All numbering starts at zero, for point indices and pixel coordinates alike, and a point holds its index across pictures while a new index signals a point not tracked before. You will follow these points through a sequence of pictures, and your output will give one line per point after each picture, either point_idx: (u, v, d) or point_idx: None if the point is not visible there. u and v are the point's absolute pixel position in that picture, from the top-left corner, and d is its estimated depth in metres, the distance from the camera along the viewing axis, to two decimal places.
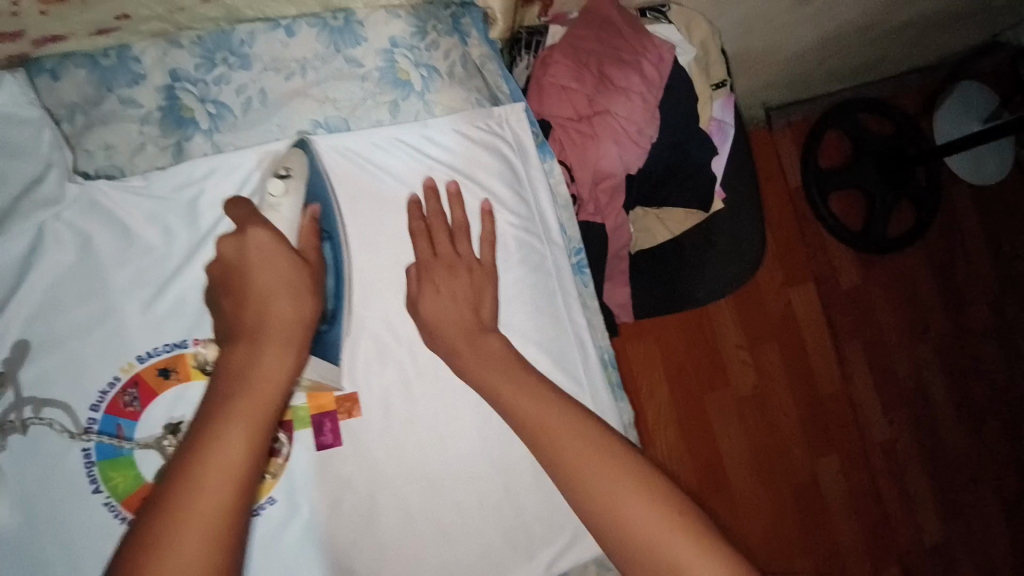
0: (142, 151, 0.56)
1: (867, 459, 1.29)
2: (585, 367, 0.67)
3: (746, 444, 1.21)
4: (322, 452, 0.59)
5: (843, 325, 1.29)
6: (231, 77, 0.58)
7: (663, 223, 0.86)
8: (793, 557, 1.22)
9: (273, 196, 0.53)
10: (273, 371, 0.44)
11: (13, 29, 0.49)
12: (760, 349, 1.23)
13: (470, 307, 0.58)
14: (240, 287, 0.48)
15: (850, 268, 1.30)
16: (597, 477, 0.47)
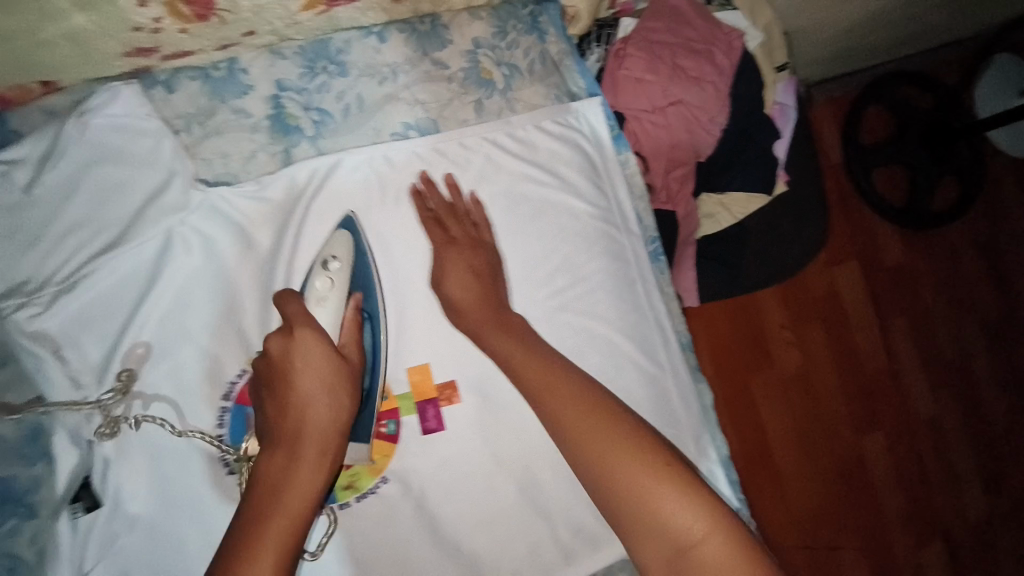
0: (254, 158, 0.61)
1: (912, 435, 1.22)
2: (666, 348, 0.69)
3: (790, 421, 1.18)
4: (427, 436, 0.63)
5: (888, 301, 1.24)
6: (331, 84, 0.62)
7: (728, 209, 0.85)
8: (840, 535, 1.16)
9: (319, 287, 0.55)
10: (301, 498, 0.48)
11: (149, 45, 0.55)
12: (803, 327, 1.20)
13: (487, 281, 0.61)
14: (285, 374, 0.51)
15: (893, 242, 1.25)
16: (580, 423, 0.51)
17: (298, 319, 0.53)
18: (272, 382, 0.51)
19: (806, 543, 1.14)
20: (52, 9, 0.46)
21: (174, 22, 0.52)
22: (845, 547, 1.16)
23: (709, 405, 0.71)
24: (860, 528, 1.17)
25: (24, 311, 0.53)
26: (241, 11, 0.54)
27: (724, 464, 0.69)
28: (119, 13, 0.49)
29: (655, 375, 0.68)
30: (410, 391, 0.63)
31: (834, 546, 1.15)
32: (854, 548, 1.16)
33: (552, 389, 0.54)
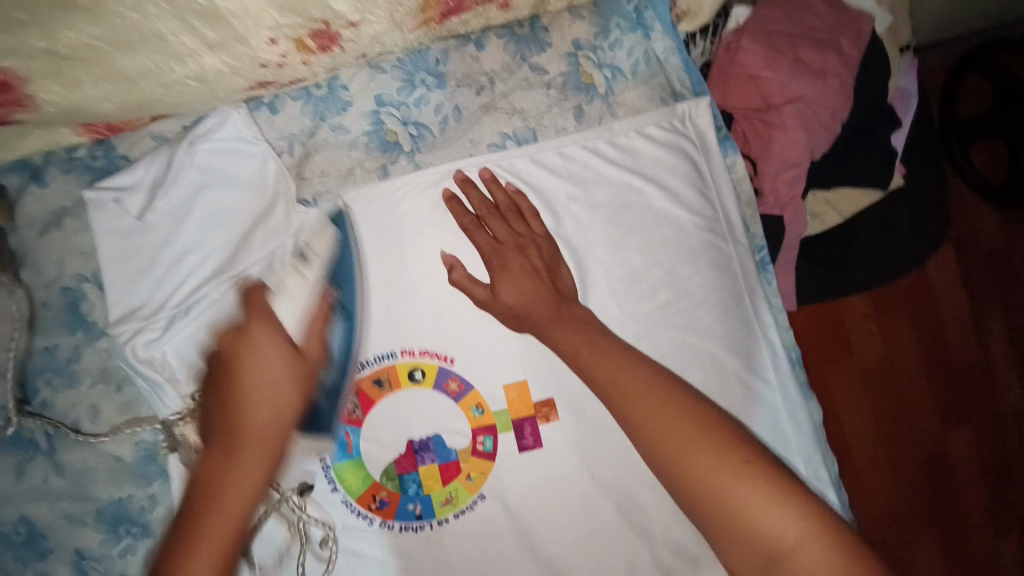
0: (352, 176, 0.59)
1: (1004, 432, 1.10)
2: (774, 365, 0.65)
3: (871, 419, 1.08)
4: (524, 454, 0.62)
5: (986, 290, 1.11)
6: (429, 97, 0.60)
7: (836, 207, 0.80)
8: (919, 536, 1.07)
9: (289, 283, 0.53)
10: (240, 498, 0.46)
11: (270, 78, 0.55)
12: (890, 318, 1.09)
13: (548, 282, 0.57)
14: (234, 374, 0.50)
15: (997, 228, 1.11)
16: (668, 427, 0.48)
17: (258, 310, 0.52)
18: (220, 386, 0.50)
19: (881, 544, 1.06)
20: (183, 49, 0.48)
21: (299, 55, 0.53)
22: (923, 547, 1.06)
23: (820, 424, 0.67)
24: (942, 529, 1.06)
25: (143, 337, 0.55)
26: (362, 40, 0.54)
27: (835, 486, 0.66)
28: (248, 52, 0.50)
29: (763, 392, 0.64)
30: (507, 408, 0.62)
31: (912, 548, 1.06)
32: (933, 549, 1.06)
33: (614, 377, 0.51)
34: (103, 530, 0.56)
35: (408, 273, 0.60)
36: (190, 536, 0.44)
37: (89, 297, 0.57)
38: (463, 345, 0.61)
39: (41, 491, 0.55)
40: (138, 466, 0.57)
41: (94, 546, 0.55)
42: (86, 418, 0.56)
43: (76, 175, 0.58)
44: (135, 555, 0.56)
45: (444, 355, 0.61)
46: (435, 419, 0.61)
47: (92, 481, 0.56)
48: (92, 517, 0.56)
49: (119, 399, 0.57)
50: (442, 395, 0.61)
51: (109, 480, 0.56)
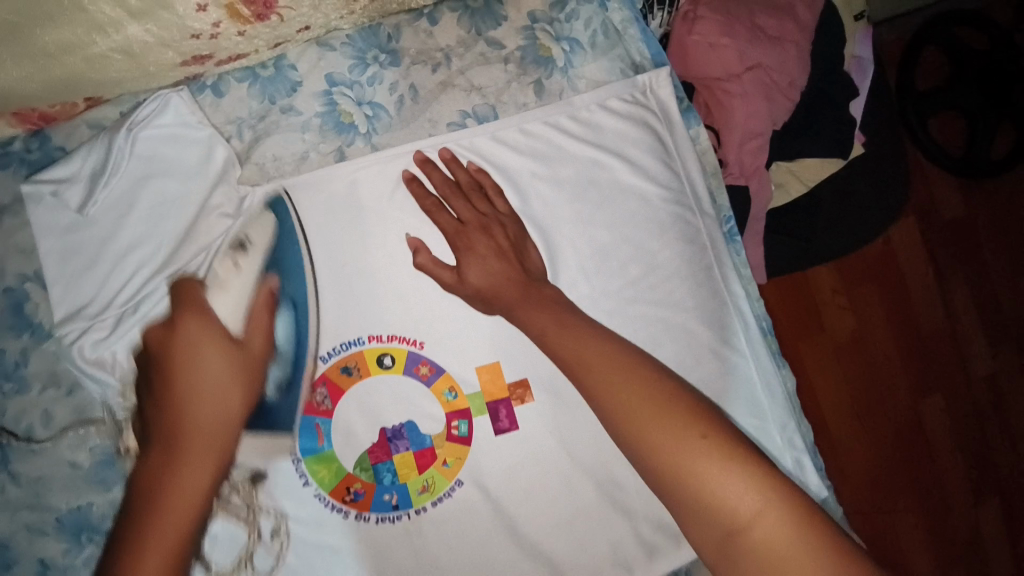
0: (307, 160, 0.57)
1: (971, 394, 1.13)
2: (746, 335, 0.65)
3: (846, 391, 1.08)
4: (501, 437, 0.61)
5: (949, 258, 1.12)
6: (383, 76, 0.58)
7: (800, 177, 0.81)
8: (897, 500, 1.08)
9: (222, 274, 0.55)
10: (196, 491, 0.53)
11: (208, 51, 0.53)
12: (857, 291, 1.10)
13: (514, 261, 0.57)
14: (171, 374, 0.53)
15: (953, 198, 1.12)
16: (629, 401, 0.47)
17: (191, 303, 0.54)
18: (153, 380, 0.53)
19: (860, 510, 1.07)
20: (105, 19, 0.47)
21: (235, 26, 0.51)
22: (901, 512, 1.07)
23: (794, 392, 0.67)
24: (921, 493, 1.08)
25: (90, 337, 0.53)
26: (301, 6, 0.53)
27: (812, 453, 0.66)
28: (176, 20, 0.49)
29: (736, 363, 0.64)
30: (480, 391, 0.60)
31: (892, 514, 1.07)
32: (911, 513, 1.08)
33: (578, 356, 0.51)
34: (64, 539, 0.53)
35: (375, 260, 0.58)
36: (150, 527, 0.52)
37: (33, 298, 0.54)
38: (432, 330, 0.59)
39: (0, 502, 0.53)
40: (95, 472, 0.54)
41: (59, 555, 0.53)
42: (39, 424, 0.54)
43: (12, 171, 0.54)
44: (99, 565, 0.54)
45: (414, 340, 0.59)
46: (408, 405, 0.59)
47: (50, 491, 0.53)
48: (52, 526, 0.53)
49: (71, 403, 0.54)
50: (413, 381, 0.59)
51: (65, 488, 0.54)
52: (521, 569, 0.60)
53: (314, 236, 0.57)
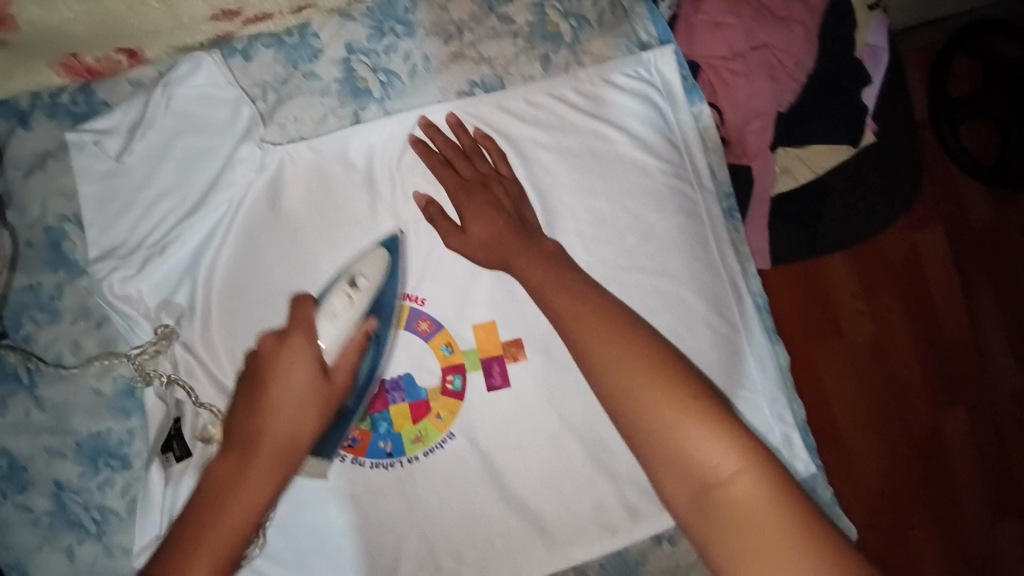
0: (325, 122, 0.61)
1: (994, 408, 1.11)
2: (740, 309, 0.66)
3: (862, 397, 1.07)
4: (492, 393, 0.64)
5: (976, 269, 1.11)
6: (398, 46, 0.62)
7: (807, 163, 0.81)
8: (912, 513, 1.07)
9: (336, 306, 0.53)
10: (246, 506, 0.46)
11: (235, 8, 0.56)
12: (879, 297, 1.09)
13: (512, 215, 0.59)
14: (260, 386, 0.49)
15: (984, 207, 1.11)
16: (619, 358, 0.46)
17: (300, 325, 0.52)
18: (246, 392, 0.50)
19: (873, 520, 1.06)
20: None
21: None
22: (915, 525, 1.06)
23: (786, 369, 0.68)
24: (934, 506, 1.07)
25: (119, 274, 0.57)
26: None
27: (802, 430, 0.67)
28: None
29: (728, 335, 0.66)
30: (476, 346, 0.64)
31: (906, 526, 1.06)
32: (924, 527, 1.07)
33: (570, 316, 0.49)
34: (82, 463, 0.58)
35: (381, 218, 0.62)
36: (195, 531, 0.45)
37: (70, 238, 0.59)
38: (435, 287, 0.64)
39: (25, 424, 0.57)
40: (116, 400, 0.58)
41: (73, 478, 0.57)
42: (68, 352, 0.58)
43: (59, 120, 0.60)
44: (112, 488, 0.58)
45: (415, 296, 0.63)
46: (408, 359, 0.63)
47: (71, 415, 0.58)
48: (72, 450, 0.57)
49: (99, 335, 0.59)
50: (413, 336, 0.63)
51: (87, 415, 0.58)
52: (505, 519, 0.64)
53: (321, 192, 0.60)
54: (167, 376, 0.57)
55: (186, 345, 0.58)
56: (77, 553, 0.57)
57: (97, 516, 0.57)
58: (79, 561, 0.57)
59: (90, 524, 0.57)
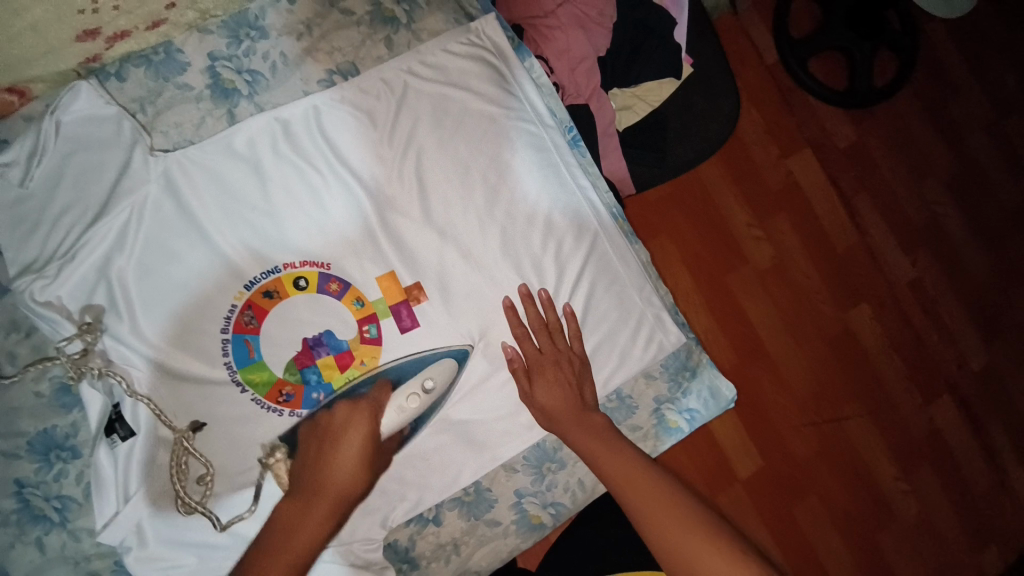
0: (203, 125, 0.69)
1: (894, 298, 1.28)
2: (598, 219, 0.78)
3: (774, 310, 1.21)
4: (405, 335, 0.71)
5: (847, 182, 1.30)
6: (256, 47, 0.70)
7: (642, 99, 0.95)
8: (844, 403, 1.22)
9: (407, 404, 0.68)
10: (312, 531, 0.57)
11: (93, 29, 0.62)
12: (771, 221, 1.24)
13: (575, 391, 0.71)
14: (328, 447, 0.63)
15: (842, 126, 1.32)
16: (629, 481, 0.63)
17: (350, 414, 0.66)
18: (312, 453, 0.63)
19: (816, 419, 1.19)
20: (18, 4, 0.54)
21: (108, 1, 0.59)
22: (849, 417, 1.21)
23: (648, 263, 0.80)
24: (863, 397, 1.22)
25: (36, 284, 0.63)
26: None
27: (670, 310, 0.79)
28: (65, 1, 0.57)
29: (591, 241, 0.77)
30: (382, 296, 0.72)
31: (841, 415, 1.21)
32: (858, 417, 1.22)
33: (610, 465, 0.65)
34: (37, 459, 0.63)
35: (274, 200, 0.70)
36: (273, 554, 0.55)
37: None
38: (334, 250, 0.71)
39: None
40: (56, 397, 0.65)
41: (31, 475, 0.63)
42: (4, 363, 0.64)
43: None
44: (67, 478, 0.64)
45: (322, 263, 0.71)
46: (323, 318, 0.70)
47: (17, 418, 0.63)
48: (25, 449, 0.63)
49: (30, 343, 0.65)
50: (325, 297, 0.70)
51: (32, 416, 0.64)
52: (439, 440, 0.71)
53: (215, 186, 0.68)
54: (99, 368, 0.64)
55: (113, 338, 0.65)
56: (45, 544, 0.62)
57: (59, 505, 0.63)
58: (48, 550, 0.63)
59: (54, 515, 0.63)
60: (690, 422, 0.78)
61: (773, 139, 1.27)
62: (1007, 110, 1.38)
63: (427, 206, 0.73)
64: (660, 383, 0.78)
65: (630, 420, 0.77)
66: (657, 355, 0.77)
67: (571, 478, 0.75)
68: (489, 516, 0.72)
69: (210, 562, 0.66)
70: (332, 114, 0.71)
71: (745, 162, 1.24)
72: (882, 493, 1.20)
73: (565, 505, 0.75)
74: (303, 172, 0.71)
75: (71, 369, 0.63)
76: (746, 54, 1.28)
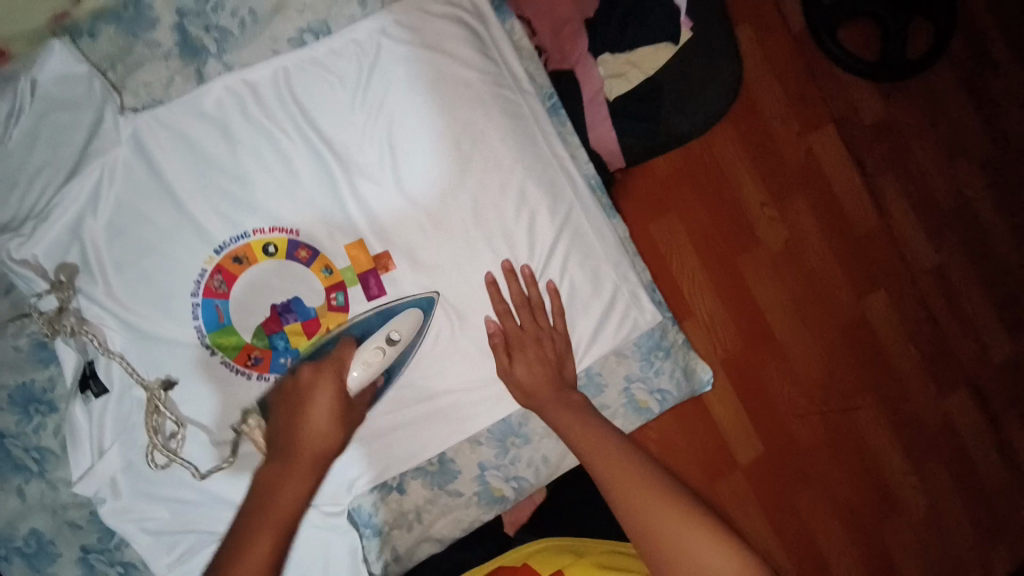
0: (173, 85, 0.69)
1: (915, 285, 1.23)
2: (574, 188, 0.75)
3: (785, 295, 1.17)
4: (373, 303, 0.71)
5: (873, 160, 1.23)
6: (224, 4, 0.69)
7: (636, 66, 0.91)
8: (855, 393, 1.18)
9: (371, 356, 0.65)
10: (295, 488, 0.58)
11: None
12: (786, 201, 1.18)
13: (554, 369, 0.70)
14: (303, 405, 0.63)
15: (871, 102, 1.23)
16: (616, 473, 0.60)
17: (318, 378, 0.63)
18: (287, 413, 0.63)
19: (823, 410, 1.16)
20: None
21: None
22: (859, 408, 1.17)
23: (626, 238, 0.78)
24: (874, 387, 1.19)
25: (13, 242, 0.65)
26: None
27: (646, 288, 0.77)
28: None
29: (565, 211, 0.75)
30: (351, 265, 0.71)
31: (849, 406, 1.17)
32: (869, 407, 1.18)
33: (597, 454, 0.62)
34: (17, 411, 0.66)
35: (243, 162, 0.69)
36: (261, 516, 0.55)
37: None
38: (303, 218, 0.70)
39: None
40: (34, 353, 0.67)
41: (11, 426, 0.66)
42: None
43: None
44: (45, 430, 0.67)
45: (291, 230, 0.70)
46: (291, 285, 0.70)
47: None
48: (4, 402, 0.66)
49: (9, 300, 0.67)
50: (294, 264, 0.70)
51: (13, 370, 0.66)
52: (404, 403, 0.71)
53: (184, 148, 0.68)
54: (73, 326, 0.66)
55: (85, 297, 0.67)
56: (25, 493, 0.65)
57: (38, 456, 0.66)
58: (28, 498, 0.65)
59: (33, 465, 0.66)
60: (661, 403, 0.77)
61: (795, 117, 1.20)
62: None
63: (397, 171, 0.72)
64: (632, 364, 0.76)
65: (599, 398, 0.76)
66: (630, 333, 0.75)
67: (535, 453, 0.74)
68: (452, 486, 0.72)
69: (182, 516, 0.68)
70: (295, 76, 0.70)
71: (761, 136, 1.19)
72: (890, 485, 1.17)
73: (529, 479, 0.74)
74: (272, 135, 0.70)
75: (46, 326, 0.65)
76: (772, 26, 1.20)
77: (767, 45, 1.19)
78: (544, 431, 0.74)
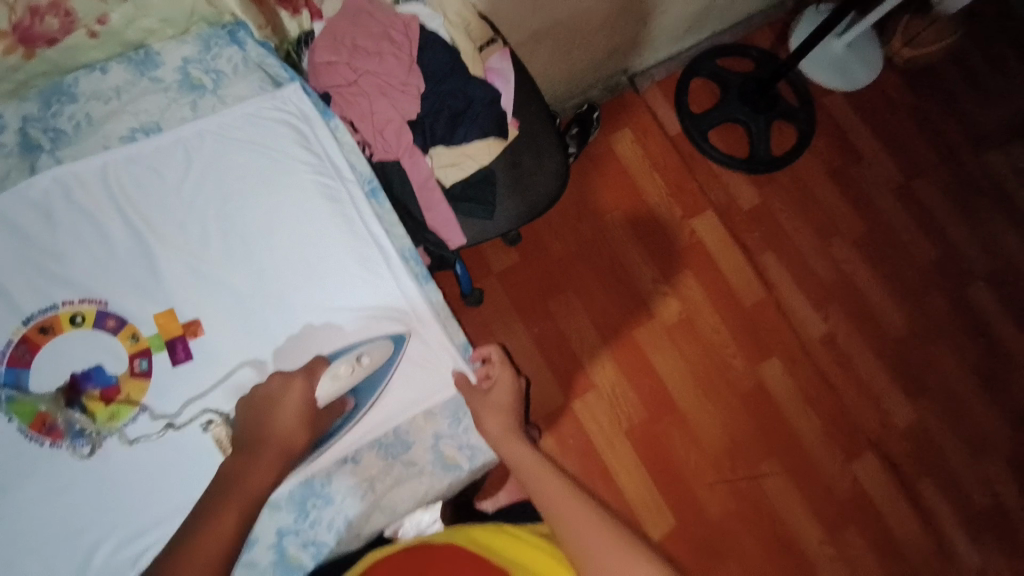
0: (9, 177, 0.77)
1: (810, 352, 1.53)
2: (386, 261, 0.82)
3: (682, 368, 1.48)
4: (177, 367, 0.75)
5: (753, 241, 1.60)
6: (63, 111, 0.80)
7: (471, 157, 1.01)
8: (751, 443, 1.45)
9: (342, 372, 0.73)
10: (253, 473, 0.63)
11: None
12: (674, 278, 1.54)
13: (518, 406, 0.81)
14: (272, 407, 0.68)
15: (746, 190, 1.63)
16: (548, 485, 0.70)
17: (285, 387, 0.69)
18: (255, 418, 0.68)
19: (716, 460, 1.43)
20: None
21: None
22: (767, 479, 1.43)
23: (439, 304, 0.83)
24: (775, 444, 1.46)
25: None
26: None
27: (460, 348, 0.81)
28: None
29: (369, 278, 0.81)
30: (158, 332, 0.75)
31: (756, 460, 1.44)
32: (775, 475, 1.44)
33: (533, 469, 0.73)
34: None
35: (64, 241, 0.76)
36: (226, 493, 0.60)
37: None
38: (116, 290, 0.75)
39: None
40: None
41: None
42: None
43: None
44: None
45: (100, 300, 0.75)
46: (97, 353, 0.74)
47: None
48: None
49: None
50: (102, 333, 0.74)
51: None
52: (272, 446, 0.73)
53: (13, 231, 0.75)
54: None
55: None
56: None
57: None
58: None
59: None
60: (470, 461, 0.78)
61: (678, 203, 1.60)
62: (870, 181, 1.68)
63: (211, 252, 0.78)
64: (440, 422, 0.79)
65: (407, 455, 0.77)
66: (436, 392, 0.79)
67: (337, 514, 0.74)
68: (248, 556, 0.71)
69: None
70: (122, 167, 0.79)
71: (656, 229, 1.57)
72: (788, 528, 1.41)
73: (327, 544, 0.73)
74: (92, 216, 0.77)
75: None
76: (650, 127, 1.64)
77: (637, 164, 1.61)
78: (349, 489, 0.74)
